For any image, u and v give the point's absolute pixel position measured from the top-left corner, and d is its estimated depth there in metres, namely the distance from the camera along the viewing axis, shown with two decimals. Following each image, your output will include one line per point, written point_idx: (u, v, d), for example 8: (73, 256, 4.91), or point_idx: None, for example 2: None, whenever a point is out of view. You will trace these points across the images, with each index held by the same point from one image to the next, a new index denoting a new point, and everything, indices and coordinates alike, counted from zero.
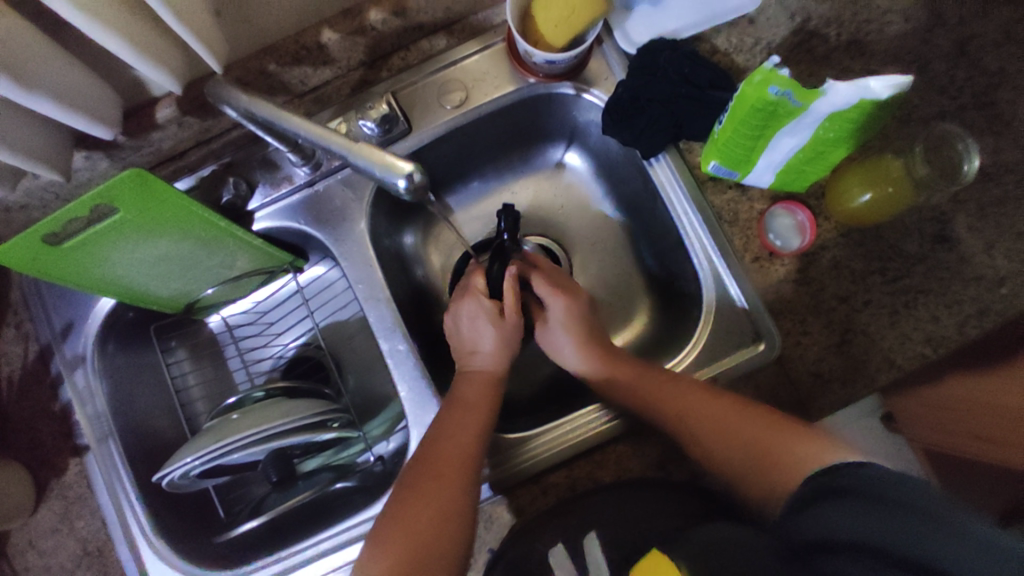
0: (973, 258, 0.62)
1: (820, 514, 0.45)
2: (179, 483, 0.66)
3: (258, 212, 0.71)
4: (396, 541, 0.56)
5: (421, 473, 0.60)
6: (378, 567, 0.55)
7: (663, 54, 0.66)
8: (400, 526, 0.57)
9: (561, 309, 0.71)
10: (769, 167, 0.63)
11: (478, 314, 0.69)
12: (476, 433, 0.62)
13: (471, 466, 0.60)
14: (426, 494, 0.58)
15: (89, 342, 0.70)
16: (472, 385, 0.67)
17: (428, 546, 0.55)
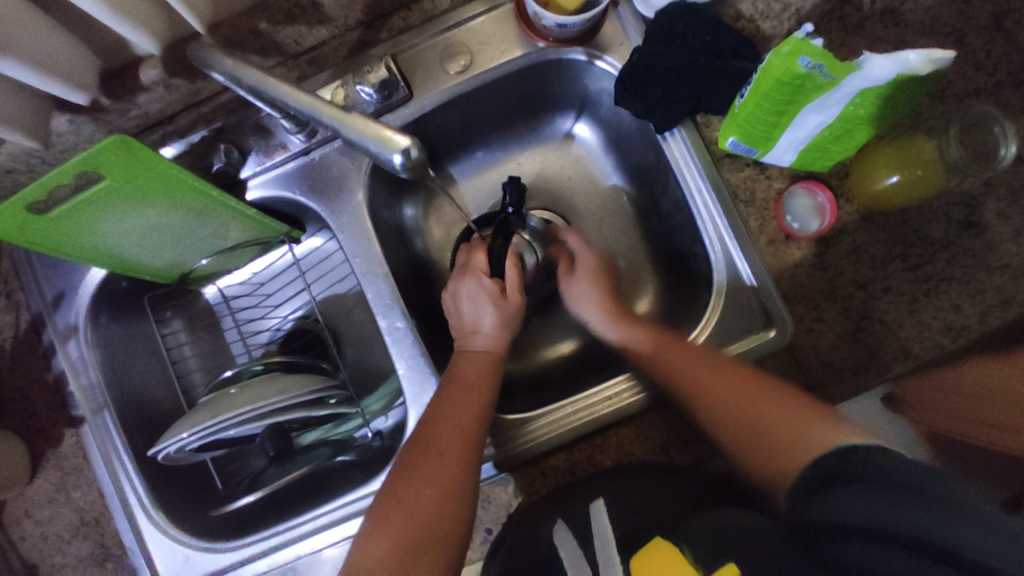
0: (1000, 245, 0.60)
1: (827, 502, 0.44)
2: (175, 457, 0.65)
3: (252, 180, 0.68)
4: (394, 521, 0.55)
5: (420, 453, 0.58)
6: (378, 548, 0.54)
7: (683, 19, 0.61)
8: (398, 508, 0.55)
9: (590, 261, 0.72)
10: (791, 146, 0.59)
11: (479, 294, 0.67)
12: (475, 412, 0.60)
13: (470, 446, 0.59)
14: (425, 475, 0.57)
15: (81, 313, 0.69)
16: (472, 365, 0.65)
17: (428, 527, 0.55)
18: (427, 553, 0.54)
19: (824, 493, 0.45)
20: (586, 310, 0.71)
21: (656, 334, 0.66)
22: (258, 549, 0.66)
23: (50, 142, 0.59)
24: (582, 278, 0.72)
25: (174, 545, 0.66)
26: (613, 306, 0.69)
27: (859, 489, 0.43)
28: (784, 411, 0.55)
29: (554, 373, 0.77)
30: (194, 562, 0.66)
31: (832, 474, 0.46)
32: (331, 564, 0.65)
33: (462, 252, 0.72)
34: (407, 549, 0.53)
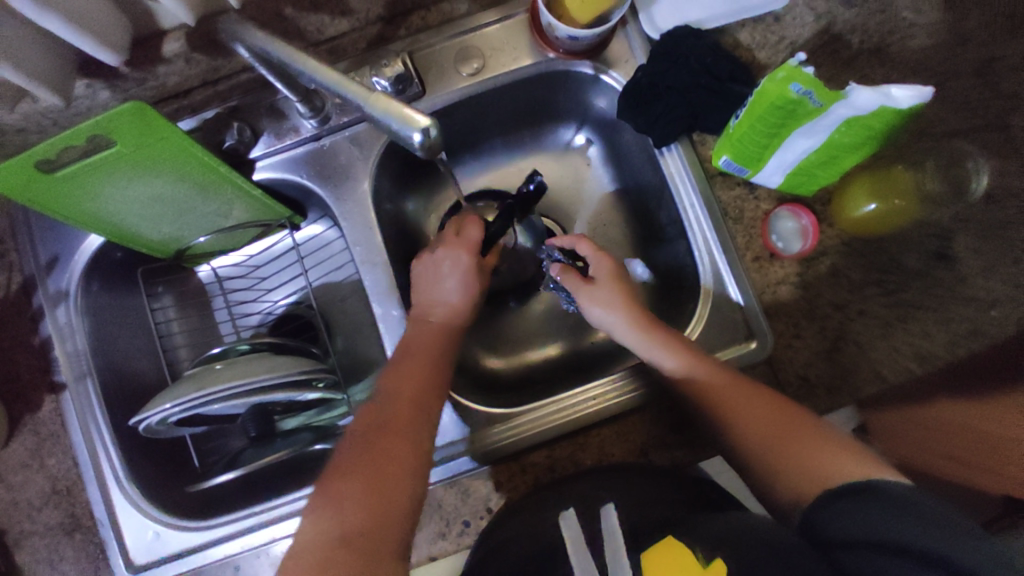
0: (969, 278, 0.59)
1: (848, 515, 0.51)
2: (155, 429, 0.65)
3: (259, 162, 0.70)
4: (356, 501, 0.55)
5: (372, 426, 0.59)
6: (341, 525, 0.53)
7: (686, 42, 0.65)
8: (348, 475, 0.56)
9: (606, 265, 0.69)
10: (779, 168, 0.63)
11: (455, 266, 0.68)
12: (422, 381, 0.61)
13: (420, 416, 0.60)
14: (377, 447, 0.57)
15: (74, 278, 0.69)
16: (424, 332, 0.65)
17: (391, 504, 0.55)
18: (386, 534, 0.54)
19: (838, 507, 0.52)
20: (607, 312, 0.67)
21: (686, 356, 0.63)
22: (230, 530, 0.65)
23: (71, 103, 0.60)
24: (607, 287, 0.68)
25: (145, 520, 0.65)
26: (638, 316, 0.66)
27: (869, 503, 0.50)
28: (807, 428, 0.57)
29: (539, 373, 0.78)
30: (164, 539, 0.65)
31: (850, 491, 0.52)
32: None
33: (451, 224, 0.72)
34: (372, 528, 0.53)
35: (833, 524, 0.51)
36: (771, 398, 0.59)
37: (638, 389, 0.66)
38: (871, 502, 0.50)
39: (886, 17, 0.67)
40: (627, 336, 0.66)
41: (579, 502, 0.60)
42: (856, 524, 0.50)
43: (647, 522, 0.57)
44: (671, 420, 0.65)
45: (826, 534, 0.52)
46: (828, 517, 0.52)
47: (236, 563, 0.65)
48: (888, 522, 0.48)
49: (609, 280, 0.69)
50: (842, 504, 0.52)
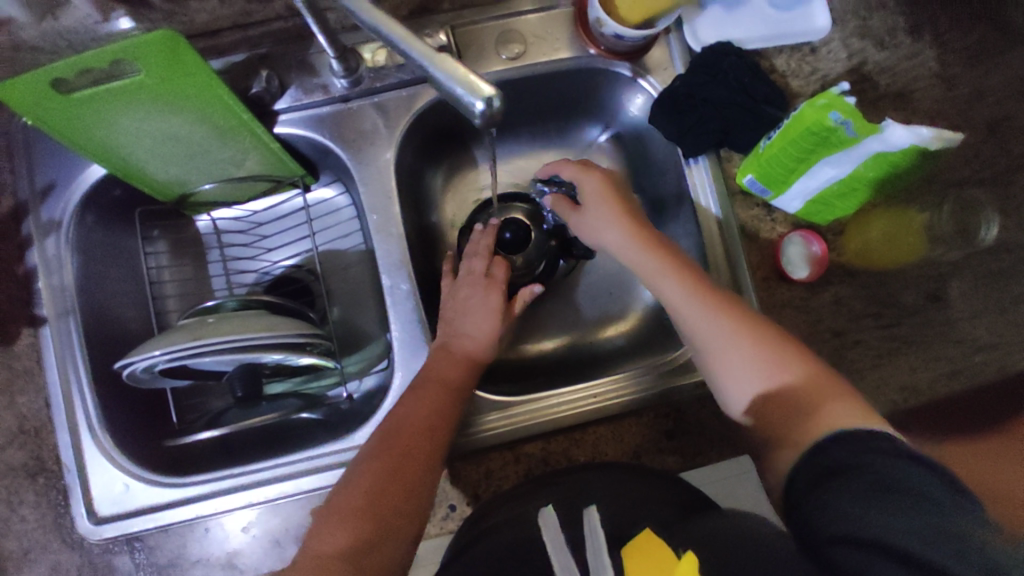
0: (958, 322, 0.66)
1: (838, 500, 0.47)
2: (139, 377, 0.62)
3: (282, 115, 0.67)
4: (357, 511, 0.54)
5: (381, 447, 0.58)
6: (339, 534, 0.53)
7: (727, 59, 0.67)
8: (349, 494, 0.55)
9: (595, 182, 0.67)
10: (801, 194, 0.64)
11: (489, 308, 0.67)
12: (437, 413, 0.60)
13: (433, 442, 0.59)
14: (384, 468, 0.56)
15: (68, 209, 0.65)
16: (446, 360, 0.63)
17: (390, 519, 0.55)
18: (384, 542, 0.54)
19: (823, 498, 0.48)
20: (609, 234, 0.67)
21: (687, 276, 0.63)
22: (204, 491, 0.62)
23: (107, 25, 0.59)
24: (597, 206, 0.67)
25: (115, 471, 0.62)
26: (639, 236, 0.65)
27: (860, 494, 0.46)
28: (800, 374, 0.57)
29: (537, 366, 0.78)
30: (133, 493, 0.62)
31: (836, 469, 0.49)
32: (280, 515, 0.63)
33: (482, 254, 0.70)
34: (368, 539, 0.53)
35: (820, 516, 0.47)
36: (765, 335, 0.59)
37: (634, 394, 0.66)
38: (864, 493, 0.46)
39: (914, 63, 0.69)
40: (632, 260, 0.66)
41: (566, 494, 0.59)
42: (843, 520, 0.45)
43: (630, 521, 0.57)
44: (666, 427, 0.65)
45: (819, 532, 0.47)
46: (818, 501, 0.48)
47: (207, 524, 0.63)
48: (877, 522, 0.44)
49: (596, 199, 0.67)
50: (828, 494, 0.48)
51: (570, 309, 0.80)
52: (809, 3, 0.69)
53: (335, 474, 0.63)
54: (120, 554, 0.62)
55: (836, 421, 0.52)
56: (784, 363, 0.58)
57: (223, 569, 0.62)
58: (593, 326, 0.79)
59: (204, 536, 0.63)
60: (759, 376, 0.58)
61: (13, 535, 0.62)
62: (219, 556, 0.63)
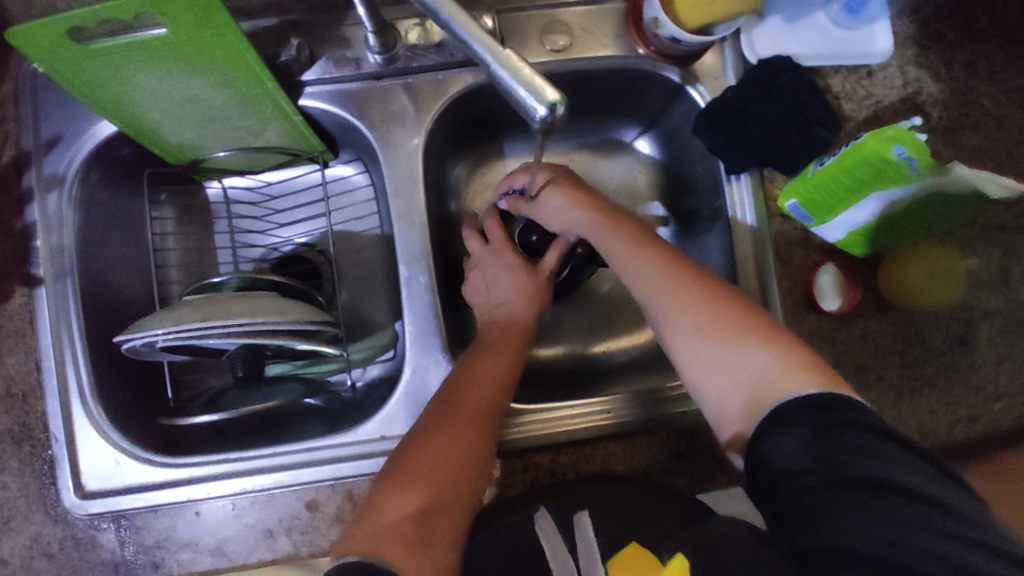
0: (981, 368, 0.64)
1: (830, 507, 0.42)
2: (138, 350, 0.59)
3: (309, 87, 0.64)
4: (423, 473, 0.50)
5: (437, 416, 0.54)
6: (410, 501, 0.48)
7: (783, 74, 0.63)
8: (415, 459, 0.51)
9: (549, 171, 0.67)
10: (845, 225, 0.61)
11: (506, 265, 0.67)
12: (494, 390, 0.57)
13: (491, 416, 0.55)
14: (443, 436, 0.52)
15: (73, 164, 0.61)
16: (499, 329, 0.64)
17: (457, 481, 0.50)
18: (447, 509, 0.49)
19: (814, 502, 0.43)
20: (571, 220, 0.65)
21: (644, 250, 0.60)
22: (197, 474, 0.60)
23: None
24: (554, 197, 0.65)
25: (105, 446, 0.59)
26: (595, 210, 0.64)
27: (855, 505, 0.42)
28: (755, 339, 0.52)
29: (547, 373, 0.75)
30: (123, 469, 0.59)
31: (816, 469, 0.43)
32: (273, 505, 0.61)
33: (494, 224, 0.69)
34: (436, 503, 0.48)
35: (810, 526, 0.42)
36: (723, 298, 0.55)
37: (647, 409, 0.63)
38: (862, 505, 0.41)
39: (969, 99, 0.66)
40: (599, 241, 0.63)
41: (570, 504, 0.57)
42: (843, 535, 0.41)
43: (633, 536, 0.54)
44: (677, 448, 0.64)
45: (810, 543, 0.42)
46: (808, 513, 0.43)
47: (197, 508, 0.60)
48: (875, 538, 0.40)
49: (551, 190, 0.65)
50: (820, 502, 0.43)
51: (584, 315, 0.78)
52: (873, 20, 0.66)
53: (333, 467, 0.61)
54: (105, 531, 0.60)
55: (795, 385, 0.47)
56: (729, 317, 0.53)
57: (211, 555, 0.60)
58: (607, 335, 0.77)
59: (193, 520, 0.60)
60: (700, 339, 0.54)
61: None
62: (207, 542, 0.60)
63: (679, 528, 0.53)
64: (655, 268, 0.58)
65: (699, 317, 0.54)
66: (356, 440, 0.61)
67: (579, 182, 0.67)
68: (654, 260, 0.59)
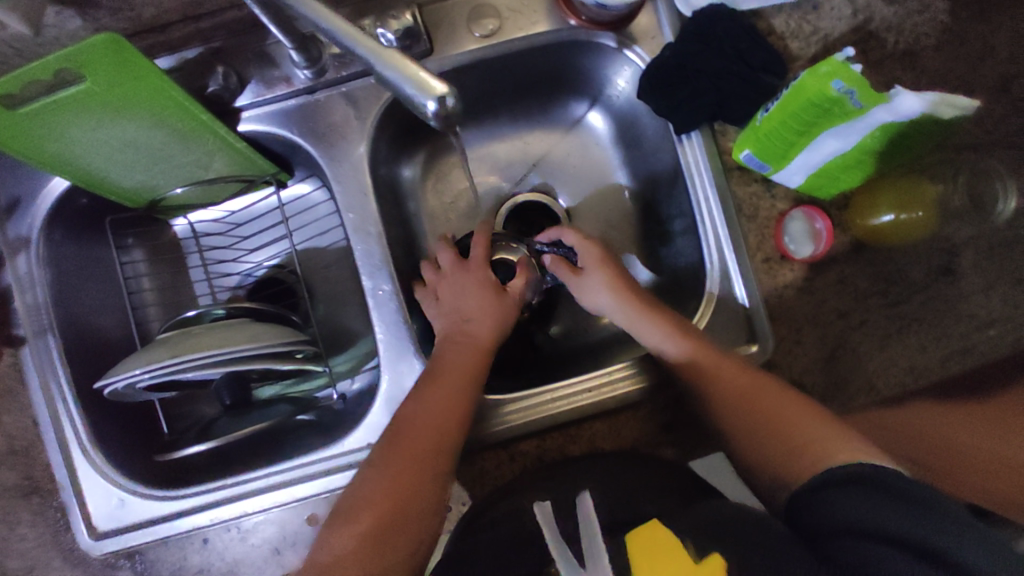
0: (970, 297, 0.62)
1: (833, 502, 0.45)
2: (122, 393, 0.61)
3: (246, 112, 0.64)
4: (376, 497, 0.54)
5: (393, 438, 0.57)
6: (360, 526, 0.53)
7: (721, 23, 0.61)
8: (370, 486, 0.55)
9: (595, 251, 0.67)
10: (803, 168, 0.59)
11: (478, 286, 0.66)
12: (450, 403, 0.58)
13: (453, 431, 0.58)
14: (399, 457, 0.56)
15: (35, 225, 0.63)
16: (459, 345, 0.63)
17: (407, 503, 0.54)
18: (400, 531, 0.53)
19: (829, 496, 0.46)
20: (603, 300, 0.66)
21: (691, 336, 0.61)
22: (199, 503, 0.62)
23: (39, 31, 0.53)
24: (597, 273, 0.66)
25: (108, 487, 0.62)
26: (633, 297, 0.65)
27: (856, 489, 0.44)
28: (792, 408, 0.54)
29: (532, 360, 0.75)
30: (129, 507, 0.62)
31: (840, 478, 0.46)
32: (275, 523, 0.63)
33: (478, 241, 0.68)
34: (384, 528, 0.53)
35: (821, 514, 0.45)
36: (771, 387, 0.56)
37: (633, 384, 0.64)
38: (863, 489, 0.44)
39: (925, 17, 0.62)
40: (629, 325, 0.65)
41: (565, 481, 0.57)
42: (846, 515, 0.43)
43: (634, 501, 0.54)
44: (663, 419, 0.63)
45: (820, 528, 0.44)
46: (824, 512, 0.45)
47: (205, 535, 0.63)
48: (875, 512, 0.42)
49: (598, 263, 0.67)
50: (830, 493, 0.46)
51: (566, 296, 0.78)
52: None
53: (326, 480, 0.62)
54: (122, 568, 0.62)
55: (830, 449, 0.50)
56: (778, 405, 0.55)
57: None
58: (586, 314, 0.76)
59: (202, 547, 0.63)
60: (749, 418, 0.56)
61: (15, 553, 0.63)
62: (219, 566, 0.63)
63: (680, 506, 0.53)
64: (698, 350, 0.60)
65: (743, 386, 0.57)
66: (343, 453, 0.63)
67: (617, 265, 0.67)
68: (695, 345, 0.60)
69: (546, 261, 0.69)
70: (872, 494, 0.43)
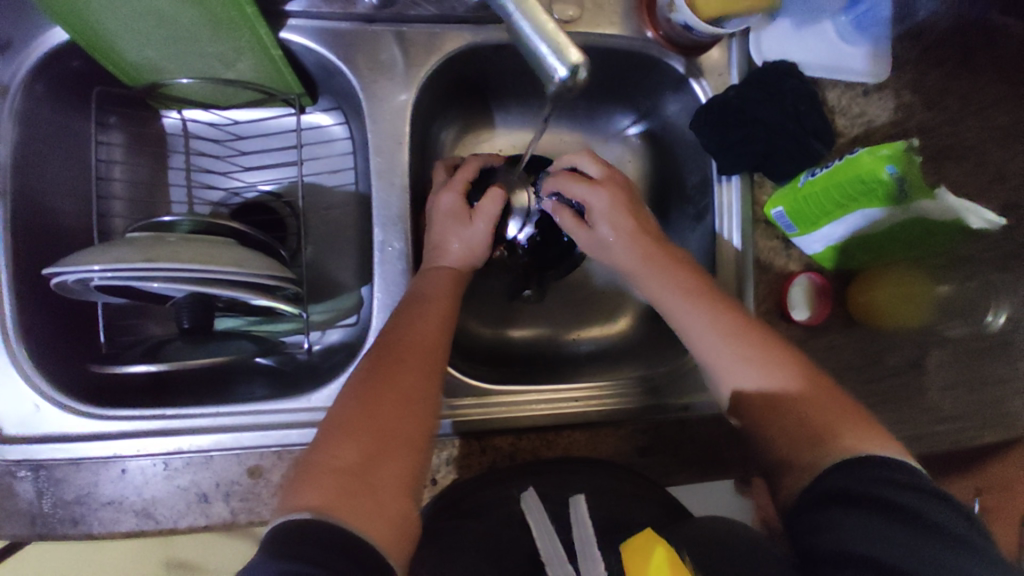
0: (930, 392, 0.67)
1: (834, 521, 0.41)
2: (69, 288, 0.53)
3: (294, 20, 0.59)
4: (360, 427, 0.47)
5: (377, 370, 0.51)
6: (346, 458, 0.45)
7: (787, 80, 0.63)
8: (351, 414, 0.47)
9: (605, 198, 0.60)
10: (825, 238, 0.61)
11: (449, 214, 0.61)
12: (440, 330, 0.55)
13: (437, 361, 0.54)
14: (388, 386, 0.49)
15: (20, 73, 0.54)
16: (437, 281, 0.59)
17: (392, 440, 0.47)
18: (384, 472, 0.45)
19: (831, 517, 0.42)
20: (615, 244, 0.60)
21: (704, 296, 0.56)
22: (126, 428, 0.55)
23: None
24: (605, 224, 0.60)
25: (24, 388, 0.54)
26: (647, 242, 0.60)
27: (857, 508, 0.41)
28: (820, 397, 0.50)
29: (512, 356, 0.73)
30: (43, 416, 0.54)
31: (838, 493, 0.43)
32: (210, 468, 0.56)
33: (466, 169, 0.64)
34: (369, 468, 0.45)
35: (820, 537, 0.41)
36: (789, 359, 0.52)
37: (617, 402, 0.63)
38: (855, 506, 0.41)
39: (955, 131, 0.67)
40: (640, 273, 0.60)
41: (548, 488, 0.57)
42: (841, 540, 0.40)
43: (617, 515, 0.56)
44: (638, 443, 0.63)
45: (815, 550, 0.41)
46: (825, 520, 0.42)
47: (123, 466, 0.55)
48: (875, 538, 0.39)
49: (607, 217, 0.60)
50: (832, 513, 0.42)
51: (560, 299, 0.77)
52: (876, 40, 0.66)
53: (282, 434, 0.57)
54: (22, 480, 0.54)
55: (843, 440, 0.46)
56: (812, 385, 0.51)
57: (136, 516, 0.55)
58: (573, 324, 0.76)
59: (118, 478, 0.55)
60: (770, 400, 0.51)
61: None
62: (133, 502, 0.55)
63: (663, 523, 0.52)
64: (713, 312, 0.55)
65: (747, 353, 0.53)
66: (305, 408, 0.57)
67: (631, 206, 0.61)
68: (711, 309, 0.55)
69: (551, 207, 0.65)
70: (865, 511, 0.41)
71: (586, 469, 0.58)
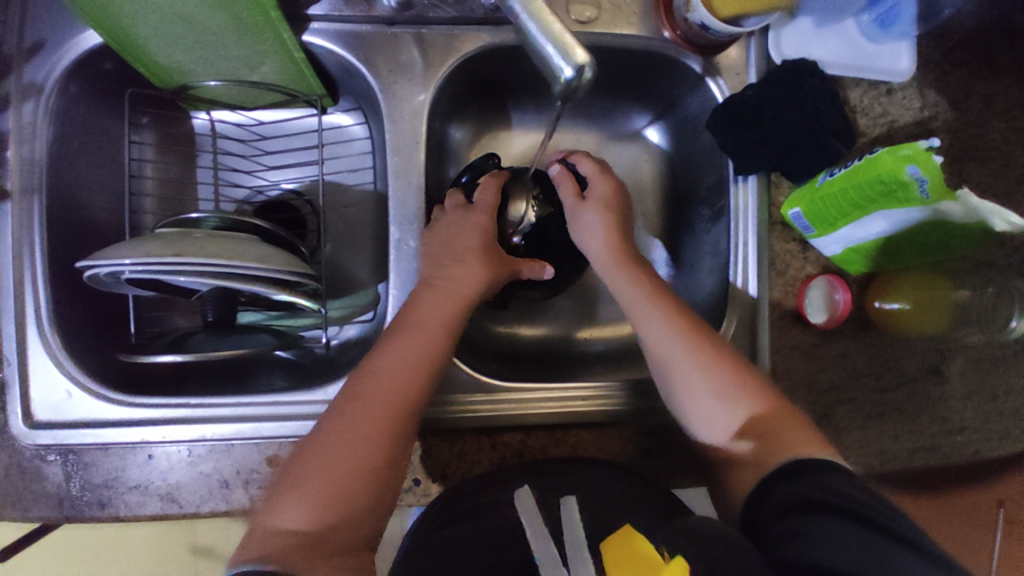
0: (950, 400, 0.65)
1: (807, 534, 0.42)
2: (101, 280, 0.55)
3: (316, 23, 0.60)
4: (312, 486, 0.48)
5: (341, 410, 0.52)
6: (299, 518, 0.47)
7: (809, 80, 0.62)
8: (307, 466, 0.49)
9: (606, 187, 0.64)
10: (842, 240, 0.61)
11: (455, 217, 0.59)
12: (414, 359, 0.54)
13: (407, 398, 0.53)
14: (346, 433, 0.50)
15: (54, 73, 0.57)
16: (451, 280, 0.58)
17: (345, 495, 0.48)
18: (340, 529, 0.47)
19: (804, 528, 0.43)
20: (597, 235, 0.62)
21: (671, 314, 0.58)
22: (154, 415, 0.57)
23: None
24: (596, 208, 0.63)
25: (58, 375, 0.56)
26: (620, 247, 0.62)
27: (829, 519, 0.42)
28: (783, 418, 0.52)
29: (526, 355, 0.74)
30: (74, 402, 0.56)
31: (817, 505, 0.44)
32: (229, 456, 0.58)
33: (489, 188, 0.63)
34: (323, 527, 0.46)
35: (794, 545, 0.42)
36: (746, 382, 0.54)
37: (625, 405, 0.63)
38: (829, 516, 0.43)
39: (982, 132, 0.65)
40: (608, 275, 0.61)
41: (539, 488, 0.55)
42: (815, 548, 0.41)
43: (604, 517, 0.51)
44: (644, 444, 0.63)
45: (791, 560, 0.41)
46: (799, 529, 0.43)
47: (150, 451, 0.58)
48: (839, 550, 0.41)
49: (597, 206, 0.63)
50: (807, 522, 0.43)
51: (574, 298, 0.77)
52: (901, 38, 0.64)
53: (299, 425, 0.58)
54: (52, 463, 0.57)
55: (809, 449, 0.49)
56: (765, 400, 0.53)
57: (161, 501, 0.58)
58: (588, 323, 0.76)
59: (145, 463, 0.58)
60: (726, 406, 0.54)
61: None
62: (159, 487, 0.58)
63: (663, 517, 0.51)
64: (668, 323, 0.57)
65: (717, 381, 0.54)
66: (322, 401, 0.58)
67: (621, 209, 0.64)
68: (673, 326, 0.57)
69: (553, 170, 0.66)
70: (838, 520, 0.42)
71: (586, 468, 0.58)
